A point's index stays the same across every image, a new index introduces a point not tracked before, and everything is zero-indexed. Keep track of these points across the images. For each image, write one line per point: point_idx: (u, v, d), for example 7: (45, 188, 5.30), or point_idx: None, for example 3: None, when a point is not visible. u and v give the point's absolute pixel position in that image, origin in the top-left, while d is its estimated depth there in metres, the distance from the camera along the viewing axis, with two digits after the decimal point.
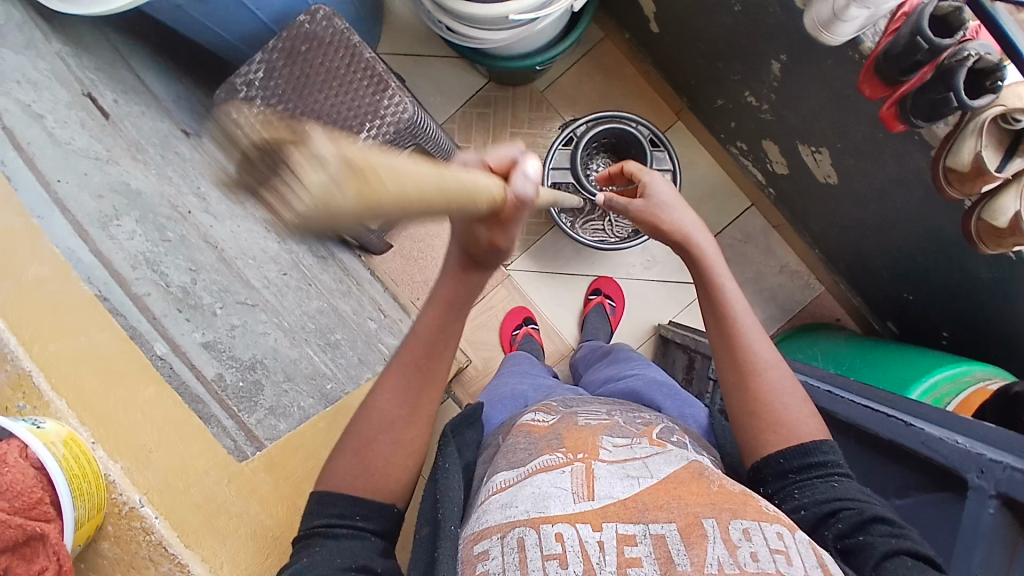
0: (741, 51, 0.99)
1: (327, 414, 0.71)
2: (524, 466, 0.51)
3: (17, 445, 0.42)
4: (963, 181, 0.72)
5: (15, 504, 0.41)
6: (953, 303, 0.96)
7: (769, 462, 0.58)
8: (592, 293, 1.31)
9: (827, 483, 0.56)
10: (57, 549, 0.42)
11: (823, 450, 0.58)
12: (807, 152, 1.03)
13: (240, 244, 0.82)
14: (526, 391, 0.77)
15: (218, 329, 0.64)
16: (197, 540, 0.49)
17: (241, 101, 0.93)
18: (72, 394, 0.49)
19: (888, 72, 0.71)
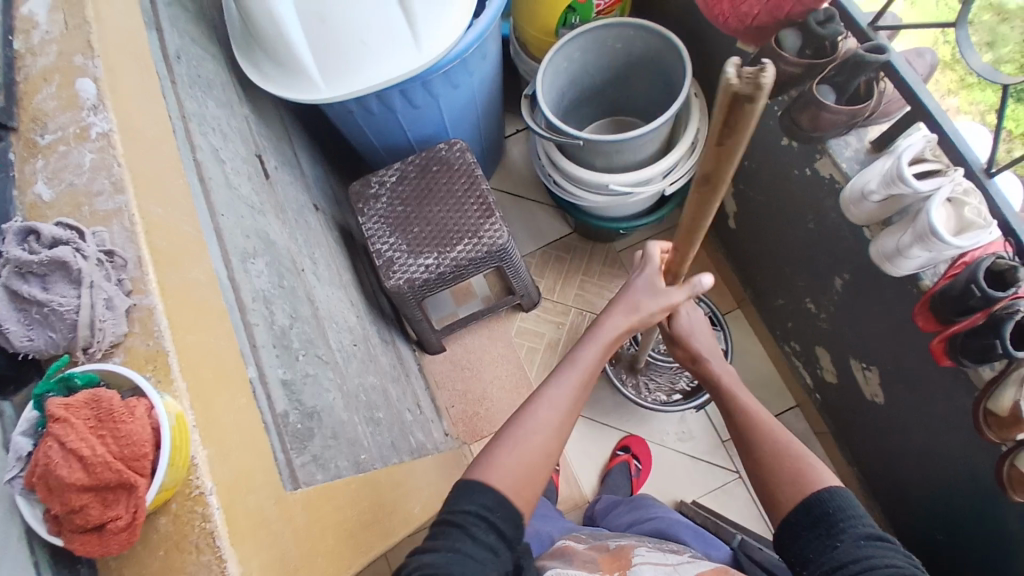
0: (808, 263, 1.08)
1: (360, 482, 0.71)
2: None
3: (145, 404, 0.42)
4: (1001, 425, 0.75)
5: (121, 453, 0.40)
6: (998, 564, 0.91)
7: (784, 524, 0.64)
8: (620, 448, 1.31)
9: (831, 541, 0.60)
10: (138, 503, 0.40)
11: (822, 498, 0.63)
12: (858, 368, 1.06)
13: (330, 307, 0.92)
14: (553, 529, 0.82)
15: (296, 372, 0.69)
16: (245, 547, 0.44)
17: (370, 197, 1.12)
18: (189, 370, 0.47)
19: (944, 311, 0.78)
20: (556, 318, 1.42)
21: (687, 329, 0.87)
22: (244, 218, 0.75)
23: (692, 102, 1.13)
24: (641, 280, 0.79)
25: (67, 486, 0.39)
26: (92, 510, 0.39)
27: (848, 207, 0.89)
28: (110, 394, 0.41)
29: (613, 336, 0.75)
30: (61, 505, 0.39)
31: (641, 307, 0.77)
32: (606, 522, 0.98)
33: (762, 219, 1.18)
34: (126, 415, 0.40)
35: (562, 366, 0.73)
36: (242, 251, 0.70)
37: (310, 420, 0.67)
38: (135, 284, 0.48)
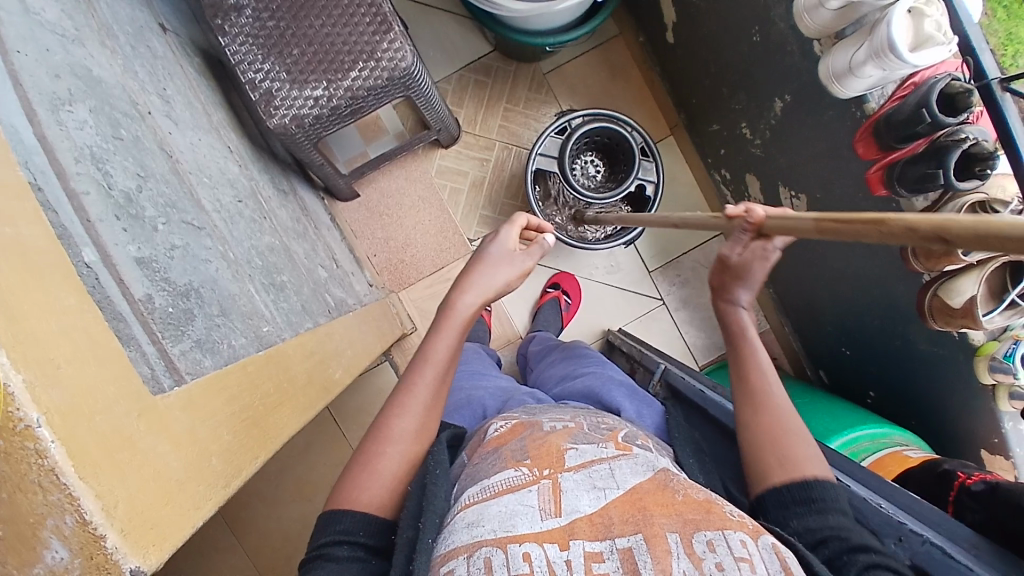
0: (750, 83, 0.99)
1: (264, 357, 0.64)
2: (487, 482, 0.52)
3: None
4: (929, 257, 0.77)
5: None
6: (888, 365, 1.02)
7: (770, 498, 0.60)
8: (551, 285, 1.30)
9: (818, 520, 0.57)
10: None
11: (823, 489, 0.59)
12: (785, 196, 1.05)
13: (198, 159, 0.76)
14: (484, 397, 0.81)
15: (156, 247, 0.57)
16: (96, 475, 0.37)
17: (230, 10, 0.88)
18: None
19: (885, 138, 0.74)
20: (479, 154, 1.29)
21: (750, 269, 0.65)
22: (51, 50, 0.56)
23: None
24: (493, 251, 0.74)
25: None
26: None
27: (800, 18, 0.78)
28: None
29: (465, 318, 0.71)
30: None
31: (489, 281, 0.73)
32: (540, 368, 1.02)
33: (703, 32, 1.04)
34: None
35: (415, 366, 0.69)
36: (52, 96, 0.52)
37: (186, 299, 0.57)
38: None
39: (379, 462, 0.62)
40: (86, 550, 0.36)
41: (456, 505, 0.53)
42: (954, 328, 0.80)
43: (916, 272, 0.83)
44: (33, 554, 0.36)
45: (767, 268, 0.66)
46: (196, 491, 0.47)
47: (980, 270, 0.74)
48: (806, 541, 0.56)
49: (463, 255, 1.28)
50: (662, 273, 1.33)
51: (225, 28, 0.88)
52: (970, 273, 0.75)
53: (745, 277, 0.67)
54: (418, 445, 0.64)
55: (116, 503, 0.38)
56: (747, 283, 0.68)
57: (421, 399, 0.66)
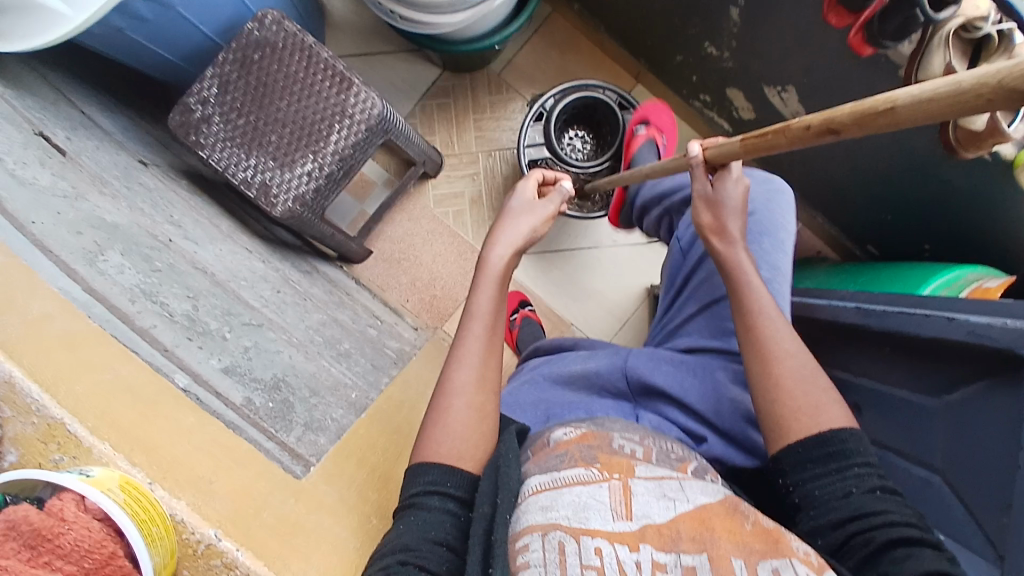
0: (698, 3, 1.00)
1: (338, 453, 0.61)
2: (558, 473, 0.50)
3: (72, 498, 0.36)
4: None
5: (86, 566, 0.36)
6: (933, 213, 1.01)
7: (789, 452, 0.57)
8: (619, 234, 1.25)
9: (842, 484, 0.55)
10: None
11: (842, 438, 0.56)
12: (772, 93, 1.04)
13: (228, 267, 0.77)
14: (544, 400, 0.71)
15: (233, 353, 0.58)
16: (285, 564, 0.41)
17: (201, 123, 0.90)
18: (116, 434, 0.41)
19: (850, 1, 0.74)
20: (468, 171, 1.30)
21: (722, 196, 0.72)
22: (63, 213, 0.57)
23: None
24: (514, 204, 0.78)
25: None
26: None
27: None
28: (20, 508, 0.35)
29: (499, 267, 0.70)
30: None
31: (514, 232, 0.74)
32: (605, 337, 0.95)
33: None
34: (59, 525, 0.36)
35: (462, 323, 0.67)
36: (84, 252, 0.52)
37: (279, 391, 0.59)
38: None
39: (447, 417, 0.60)
40: None
41: (524, 490, 0.51)
42: (988, 152, 0.79)
43: (929, 114, 0.82)
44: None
45: (742, 189, 0.74)
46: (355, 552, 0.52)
47: None
48: (829, 547, 0.53)
49: None
50: None
51: (202, 140, 0.90)
52: None
53: (731, 210, 0.72)
54: (482, 393, 0.62)
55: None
56: (731, 213, 0.72)
57: (474, 350, 0.64)
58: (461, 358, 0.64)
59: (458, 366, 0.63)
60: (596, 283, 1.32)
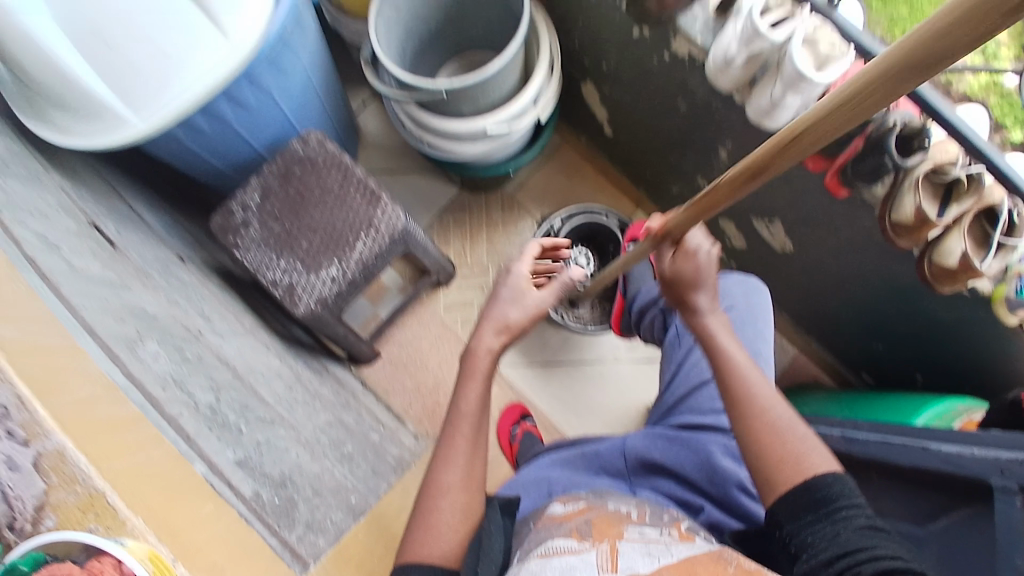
0: (693, 145, 1.13)
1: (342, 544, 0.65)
2: (551, 542, 0.51)
3: (111, 562, 0.37)
4: (909, 231, 0.83)
5: None
6: (920, 344, 1.06)
7: (779, 506, 0.61)
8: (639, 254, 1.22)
9: (832, 527, 0.57)
10: None
11: (826, 486, 0.60)
12: (762, 226, 1.14)
13: (248, 360, 0.81)
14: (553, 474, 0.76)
15: (246, 445, 0.61)
16: None
17: (240, 227, 0.98)
18: (146, 512, 0.42)
19: (827, 147, 0.85)
20: (477, 281, 1.38)
21: (686, 274, 0.74)
22: (110, 301, 0.63)
23: (536, 21, 1.09)
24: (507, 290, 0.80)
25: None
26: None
27: (714, 78, 0.93)
28: (61, 567, 0.36)
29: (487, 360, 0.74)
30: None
31: (507, 319, 0.77)
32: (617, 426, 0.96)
33: (636, 118, 1.20)
34: None
35: (450, 420, 0.70)
36: (126, 340, 0.57)
37: (285, 486, 0.61)
38: (31, 428, 0.40)
39: (433, 517, 0.62)
40: None
41: (523, 556, 0.52)
42: (962, 286, 0.85)
43: (905, 250, 0.88)
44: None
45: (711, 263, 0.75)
46: None
47: (959, 228, 0.81)
48: None
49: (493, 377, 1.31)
50: None
51: (238, 241, 0.98)
52: (952, 232, 0.82)
53: (693, 283, 0.74)
54: (469, 492, 0.64)
55: None
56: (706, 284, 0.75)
57: (463, 446, 0.67)
58: (446, 454, 0.67)
59: (443, 456, 0.67)
60: (595, 398, 1.33)
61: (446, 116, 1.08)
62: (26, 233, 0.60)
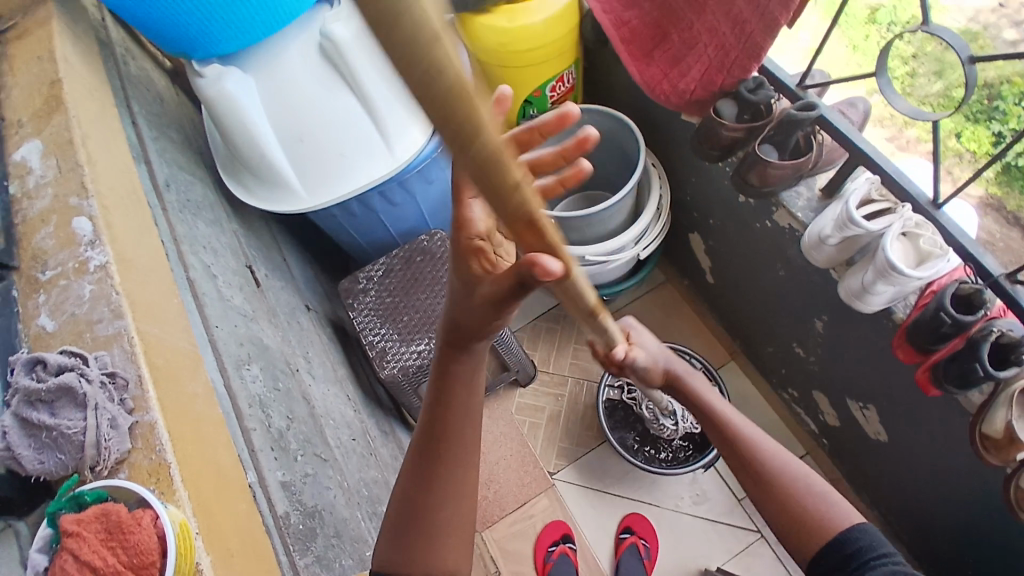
0: (790, 310, 1.14)
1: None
2: None
3: (150, 512, 0.45)
4: (999, 447, 0.78)
5: (133, 562, 0.43)
6: None
7: (820, 558, 0.65)
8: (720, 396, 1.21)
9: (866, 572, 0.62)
10: None
11: (858, 535, 0.65)
12: (855, 407, 1.10)
13: (327, 405, 0.94)
14: None
15: (296, 473, 0.70)
16: None
17: (359, 294, 1.16)
18: (193, 489, 0.49)
19: (919, 340, 0.83)
20: (554, 389, 1.42)
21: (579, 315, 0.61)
22: (237, 327, 0.79)
23: (651, 172, 1.19)
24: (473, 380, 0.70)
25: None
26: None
27: (810, 252, 0.97)
28: (117, 504, 0.45)
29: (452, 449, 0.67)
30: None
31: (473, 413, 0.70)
32: None
33: (737, 270, 1.24)
34: (133, 525, 0.44)
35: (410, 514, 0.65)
36: (237, 359, 0.73)
37: (312, 518, 0.67)
38: (138, 402, 0.51)
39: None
40: None
41: None
42: None
43: (994, 465, 0.82)
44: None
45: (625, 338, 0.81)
46: None
47: None
48: None
49: (544, 488, 1.31)
50: (752, 498, 1.27)
51: (356, 305, 1.15)
52: None
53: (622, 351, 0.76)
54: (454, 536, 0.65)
55: None
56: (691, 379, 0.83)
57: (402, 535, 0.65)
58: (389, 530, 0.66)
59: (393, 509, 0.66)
60: None
61: None
62: (201, 265, 0.80)
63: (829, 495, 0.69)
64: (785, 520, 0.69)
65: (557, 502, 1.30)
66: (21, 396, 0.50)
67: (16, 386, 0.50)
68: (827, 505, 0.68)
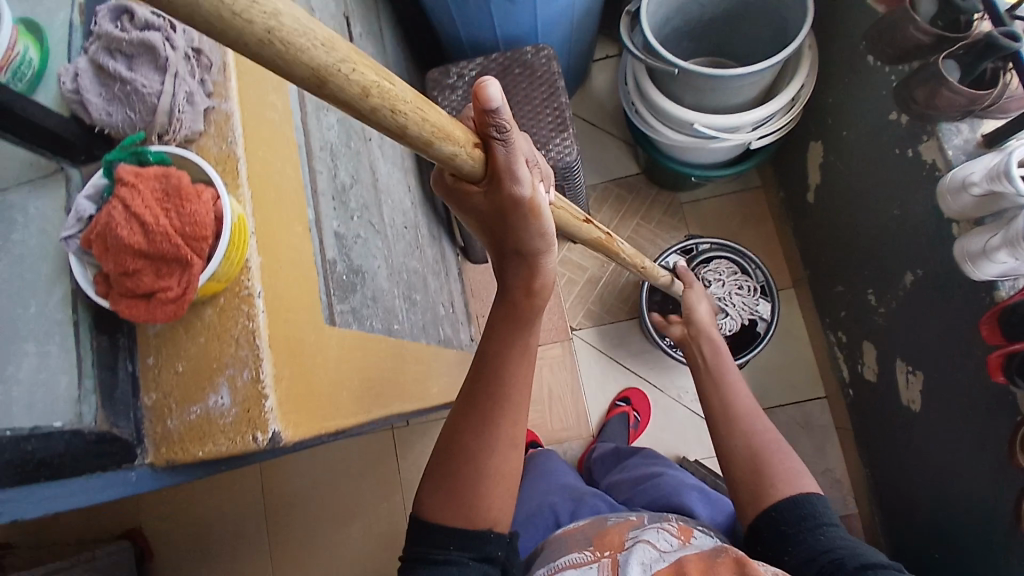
0: (883, 255, 1.05)
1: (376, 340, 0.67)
2: (553, 562, 0.68)
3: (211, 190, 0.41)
4: None
5: (184, 232, 0.40)
6: None
7: (768, 523, 0.69)
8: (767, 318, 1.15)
9: (815, 535, 0.66)
10: (190, 280, 0.40)
11: (811, 503, 0.69)
12: (902, 370, 1.06)
13: (390, 185, 0.93)
14: (554, 502, 0.92)
15: (348, 230, 0.70)
16: (286, 353, 0.45)
17: (447, 89, 1.10)
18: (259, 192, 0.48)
19: (1013, 326, 0.77)
20: (602, 255, 1.39)
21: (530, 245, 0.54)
22: None
23: (806, 55, 1.03)
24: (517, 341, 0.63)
25: (127, 246, 0.39)
26: (145, 277, 0.40)
27: (944, 197, 0.86)
28: (178, 172, 0.41)
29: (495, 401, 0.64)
30: (115, 266, 0.39)
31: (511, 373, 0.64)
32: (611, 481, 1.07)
33: (845, 197, 1.13)
34: (191, 196, 0.40)
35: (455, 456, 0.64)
36: (318, 101, 0.70)
37: (354, 275, 0.69)
38: (218, 88, 0.49)
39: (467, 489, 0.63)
40: (246, 403, 0.42)
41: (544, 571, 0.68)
42: None
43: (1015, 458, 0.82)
44: (199, 394, 0.43)
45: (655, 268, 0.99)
46: (328, 403, 0.51)
47: None
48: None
49: (562, 340, 1.35)
50: None
51: (443, 99, 1.09)
52: None
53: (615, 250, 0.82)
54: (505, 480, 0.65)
55: (291, 412, 0.44)
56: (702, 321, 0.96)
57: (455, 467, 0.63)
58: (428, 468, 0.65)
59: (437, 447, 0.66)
60: None
61: (672, 96, 1.08)
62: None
63: (804, 475, 0.72)
64: (756, 480, 0.74)
65: (569, 357, 1.35)
66: (100, 42, 0.47)
67: (97, 29, 0.47)
68: (801, 481, 0.72)
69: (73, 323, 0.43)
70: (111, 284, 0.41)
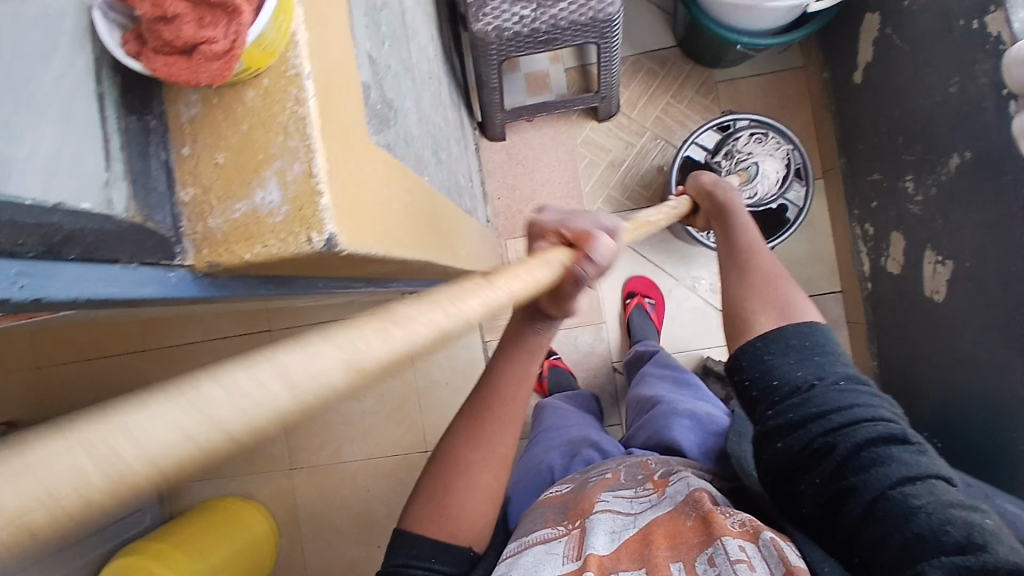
0: (931, 138, 1.00)
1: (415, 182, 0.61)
2: (528, 537, 0.67)
3: None
4: None
5: None
6: (985, 457, 0.97)
7: (757, 386, 0.67)
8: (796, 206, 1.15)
9: (816, 398, 0.63)
10: (239, 32, 0.33)
11: (809, 354, 0.66)
12: (930, 261, 1.04)
13: (415, 25, 0.83)
14: (551, 456, 0.91)
15: (379, 56, 0.62)
16: (340, 153, 0.39)
17: None
18: None
19: None
20: (628, 137, 1.31)
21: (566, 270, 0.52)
22: None
23: None
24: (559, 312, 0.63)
25: None
26: (185, 26, 0.33)
27: (1011, 67, 0.79)
28: None
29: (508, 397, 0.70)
30: (151, 6, 0.32)
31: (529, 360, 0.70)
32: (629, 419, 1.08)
33: (896, 77, 1.05)
34: None
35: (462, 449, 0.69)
36: None
37: (386, 109, 0.62)
38: None
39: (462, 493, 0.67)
40: (298, 202, 0.37)
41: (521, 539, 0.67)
42: None
43: None
44: (244, 189, 0.38)
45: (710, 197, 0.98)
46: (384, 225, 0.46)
47: None
48: (798, 451, 0.62)
49: None
50: None
51: None
52: None
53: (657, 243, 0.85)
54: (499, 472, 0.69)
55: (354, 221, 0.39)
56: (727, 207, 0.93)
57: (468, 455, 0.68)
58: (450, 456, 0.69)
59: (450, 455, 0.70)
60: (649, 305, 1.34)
61: None
62: None
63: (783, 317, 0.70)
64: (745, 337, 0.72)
65: None
66: None
67: None
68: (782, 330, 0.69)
69: (97, 95, 0.36)
70: (144, 39, 0.34)
